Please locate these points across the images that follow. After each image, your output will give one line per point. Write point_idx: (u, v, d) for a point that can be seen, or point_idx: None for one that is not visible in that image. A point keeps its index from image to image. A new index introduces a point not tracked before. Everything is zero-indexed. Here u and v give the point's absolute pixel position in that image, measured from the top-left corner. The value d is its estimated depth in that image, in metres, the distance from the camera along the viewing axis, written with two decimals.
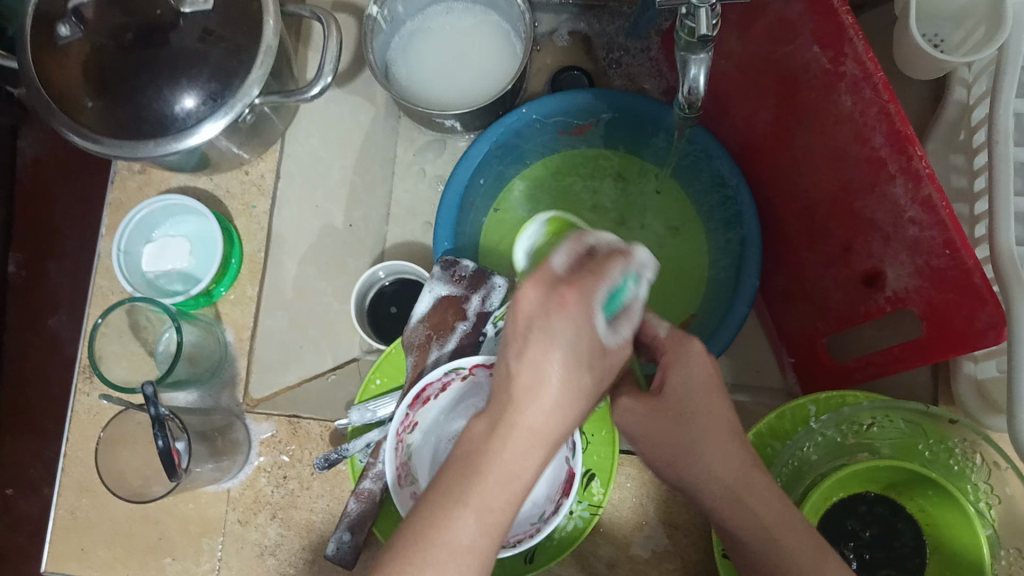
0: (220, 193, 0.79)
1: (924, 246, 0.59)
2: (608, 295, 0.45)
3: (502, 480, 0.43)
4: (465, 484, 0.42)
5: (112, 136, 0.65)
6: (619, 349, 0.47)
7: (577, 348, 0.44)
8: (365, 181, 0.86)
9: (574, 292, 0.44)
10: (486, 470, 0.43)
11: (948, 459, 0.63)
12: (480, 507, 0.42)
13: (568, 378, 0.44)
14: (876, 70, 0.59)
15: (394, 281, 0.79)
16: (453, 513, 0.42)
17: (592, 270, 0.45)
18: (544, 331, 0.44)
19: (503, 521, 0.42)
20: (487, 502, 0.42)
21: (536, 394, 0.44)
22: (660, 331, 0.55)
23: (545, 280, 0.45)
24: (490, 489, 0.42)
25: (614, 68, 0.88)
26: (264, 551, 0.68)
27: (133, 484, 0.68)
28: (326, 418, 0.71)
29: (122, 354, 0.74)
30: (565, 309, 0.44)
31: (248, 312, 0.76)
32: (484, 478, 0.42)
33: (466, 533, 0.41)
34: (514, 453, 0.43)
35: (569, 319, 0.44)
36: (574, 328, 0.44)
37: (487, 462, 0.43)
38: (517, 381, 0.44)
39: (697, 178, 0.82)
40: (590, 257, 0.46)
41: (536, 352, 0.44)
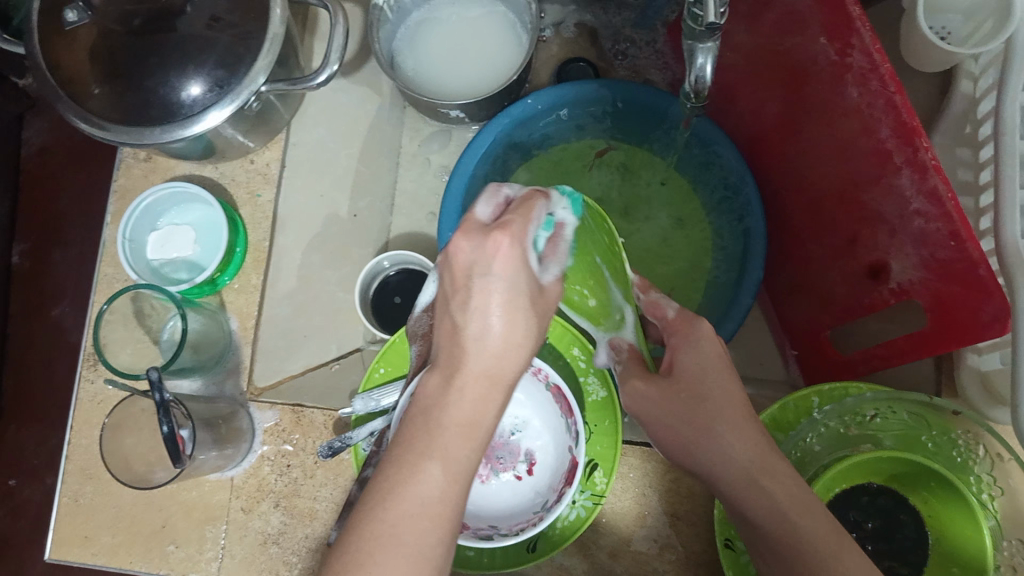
0: (225, 182, 0.79)
1: (929, 237, 0.59)
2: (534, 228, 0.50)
3: (463, 426, 0.43)
4: (424, 438, 0.42)
5: (119, 121, 0.65)
6: (552, 284, 0.52)
7: (513, 282, 0.47)
8: (370, 170, 0.86)
9: (505, 232, 0.47)
10: (443, 410, 0.43)
11: (951, 451, 0.63)
12: (444, 455, 0.41)
13: (515, 319, 0.47)
14: (882, 61, 0.59)
15: (399, 271, 0.79)
16: (418, 462, 0.41)
17: (536, 195, 0.51)
18: (483, 274, 0.46)
19: (467, 466, 0.42)
20: (452, 452, 0.42)
21: (480, 342, 0.45)
22: (670, 311, 0.63)
23: (472, 231, 0.47)
24: (450, 436, 0.42)
25: (619, 59, 0.89)
26: (267, 539, 0.68)
27: (137, 469, 0.68)
28: (329, 407, 0.72)
29: (126, 341, 0.74)
30: (500, 246, 0.46)
31: (253, 301, 0.76)
32: (444, 431, 0.42)
33: (436, 483, 0.40)
34: (470, 400, 0.44)
35: (507, 261, 0.47)
36: (511, 270, 0.47)
37: (446, 408, 0.43)
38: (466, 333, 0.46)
39: (703, 170, 0.82)
40: (508, 204, 0.51)
41: (477, 299, 0.46)
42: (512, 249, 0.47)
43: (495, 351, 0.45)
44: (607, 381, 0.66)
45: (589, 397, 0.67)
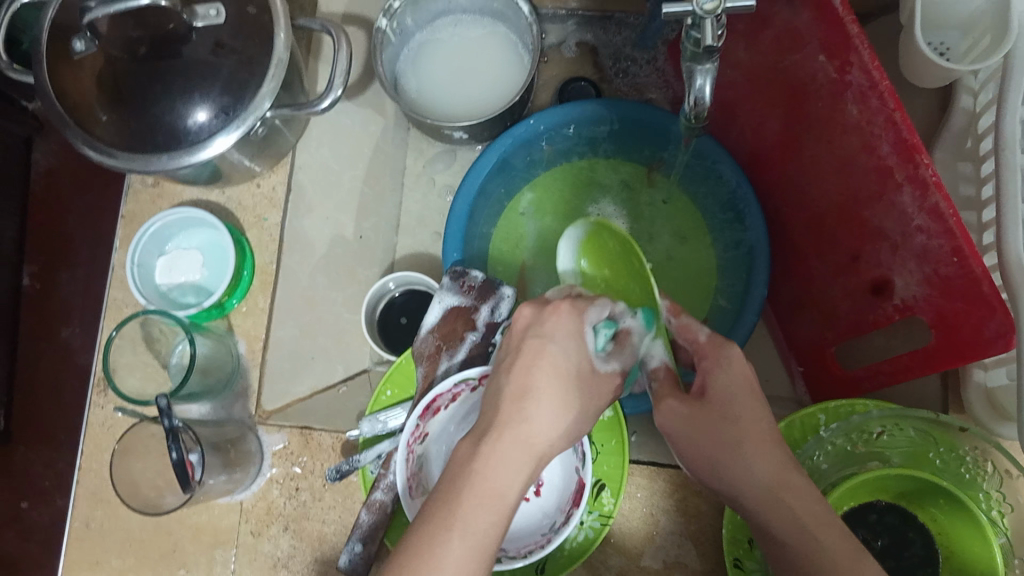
0: (233, 207, 0.80)
1: (931, 254, 0.59)
2: (591, 336, 0.54)
3: (486, 498, 0.45)
4: (449, 502, 0.45)
5: (125, 149, 0.66)
6: (614, 374, 0.55)
7: (570, 364, 0.52)
8: (375, 192, 0.86)
9: (563, 307, 0.54)
10: (464, 485, 0.45)
11: (959, 467, 0.63)
12: (465, 529, 0.44)
13: (552, 399, 0.50)
14: (881, 79, 0.59)
15: (404, 291, 0.79)
16: (438, 536, 0.43)
17: (584, 297, 0.56)
18: (537, 335, 0.52)
19: (487, 542, 0.44)
20: (473, 522, 0.44)
21: (523, 404, 0.49)
22: (701, 334, 0.59)
23: (535, 301, 0.55)
24: (475, 509, 0.44)
25: (620, 77, 0.89)
26: (277, 563, 0.69)
27: (147, 495, 0.69)
28: (337, 429, 0.72)
29: (135, 365, 0.74)
30: (559, 315, 0.53)
31: (260, 324, 0.77)
32: (469, 500, 0.45)
33: (453, 555, 0.43)
34: (497, 471, 0.46)
35: (559, 322, 0.53)
36: (564, 335, 0.53)
37: (470, 480, 0.45)
38: (505, 393, 0.50)
39: (705, 187, 0.82)
40: (571, 297, 0.57)
41: (524, 369, 0.51)
42: (562, 315, 0.53)
43: (543, 427, 0.49)
44: (615, 401, 0.65)
45: (596, 417, 0.66)
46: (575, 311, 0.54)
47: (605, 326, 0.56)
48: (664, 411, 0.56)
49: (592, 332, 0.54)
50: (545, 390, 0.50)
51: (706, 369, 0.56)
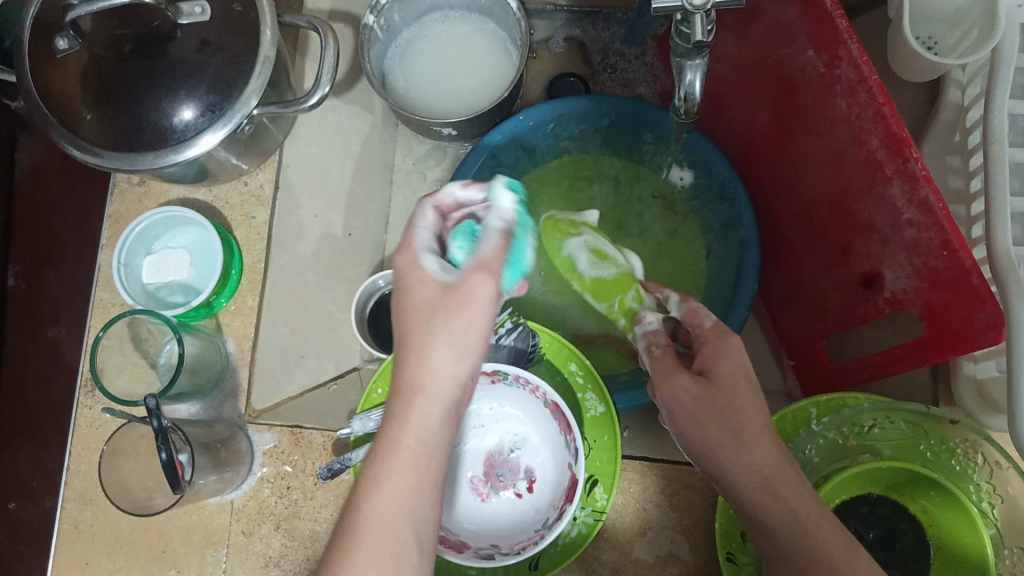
0: (219, 205, 0.79)
1: (921, 247, 0.59)
2: (429, 260, 0.50)
3: (403, 449, 0.46)
4: (372, 474, 0.46)
5: (110, 148, 0.65)
6: (469, 279, 0.49)
7: (435, 301, 0.49)
8: (364, 189, 0.86)
9: (411, 249, 0.50)
10: (382, 439, 0.47)
11: (950, 460, 0.63)
12: (387, 480, 0.45)
13: (438, 333, 0.48)
14: (870, 73, 0.59)
15: (395, 289, 0.78)
16: (364, 492, 0.45)
17: (404, 241, 0.51)
18: (407, 290, 0.50)
19: (416, 489, 0.45)
20: (392, 477, 0.45)
21: (420, 364, 0.48)
22: (706, 322, 0.60)
23: (400, 250, 0.51)
24: (394, 459, 0.46)
25: (607, 72, 0.89)
26: (269, 561, 0.68)
27: (137, 497, 0.68)
28: (328, 428, 0.72)
29: (123, 366, 0.73)
30: (409, 272, 0.50)
31: (250, 323, 0.76)
32: (389, 458, 0.46)
33: (379, 509, 0.44)
34: (410, 424, 0.47)
35: (412, 275, 0.50)
36: (432, 284, 0.49)
37: (386, 434, 0.47)
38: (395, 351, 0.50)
39: (694, 180, 0.82)
40: (408, 229, 0.52)
41: (410, 333, 0.49)
42: (416, 268, 0.50)
43: (436, 367, 0.48)
44: (607, 397, 0.66)
45: (588, 413, 0.67)
46: (408, 245, 0.51)
47: (458, 234, 0.52)
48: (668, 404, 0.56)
49: (426, 255, 0.50)
50: (422, 333, 0.48)
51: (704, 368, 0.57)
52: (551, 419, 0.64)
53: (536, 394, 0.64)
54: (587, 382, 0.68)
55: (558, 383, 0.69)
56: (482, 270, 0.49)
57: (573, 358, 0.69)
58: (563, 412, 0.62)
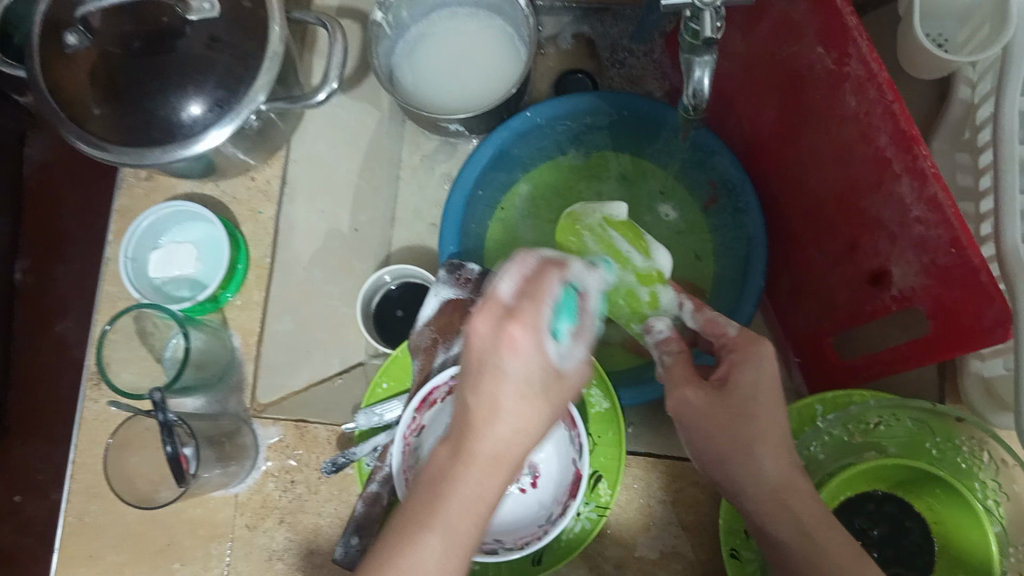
0: (227, 200, 0.78)
1: (930, 244, 0.59)
2: (548, 318, 0.44)
3: (468, 499, 0.44)
4: (430, 509, 0.44)
5: (120, 143, 0.66)
6: (575, 369, 0.47)
7: (530, 377, 0.45)
8: (370, 184, 0.86)
9: (519, 322, 0.43)
10: (449, 490, 0.44)
11: (956, 457, 0.63)
12: (446, 530, 0.43)
13: (527, 405, 0.45)
14: (879, 70, 0.59)
15: (400, 285, 0.78)
16: (420, 535, 0.43)
17: (525, 291, 0.44)
18: (493, 361, 0.44)
19: (469, 542, 0.44)
20: (452, 523, 0.43)
21: (494, 423, 0.45)
22: (729, 330, 0.59)
23: (490, 315, 0.44)
24: (457, 510, 0.44)
25: (615, 68, 0.89)
26: (272, 555, 0.68)
27: (142, 490, 0.68)
28: (333, 423, 0.71)
29: (130, 360, 0.73)
30: (514, 341, 0.43)
31: (255, 317, 0.75)
32: (448, 505, 0.44)
33: (433, 554, 0.42)
34: (478, 476, 0.44)
35: (516, 347, 0.44)
36: (526, 361, 0.44)
37: (454, 487, 0.44)
38: (471, 406, 0.45)
39: (703, 179, 0.81)
40: (529, 275, 0.45)
41: (495, 400, 0.45)
42: (523, 338, 0.44)
43: (516, 435, 0.45)
44: (612, 392, 0.66)
45: (593, 409, 0.67)
46: (529, 322, 0.43)
47: (565, 314, 0.46)
48: (680, 404, 0.56)
49: (550, 332, 0.45)
50: (513, 403, 0.45)
51: (729, 365, 0.56)
52: (553, 415, 0.64)
53: None
54: (593, 377, 0.68)
55: None
56: (582, 352, 0.48)
57: None
58: (567, 407, 0.62)
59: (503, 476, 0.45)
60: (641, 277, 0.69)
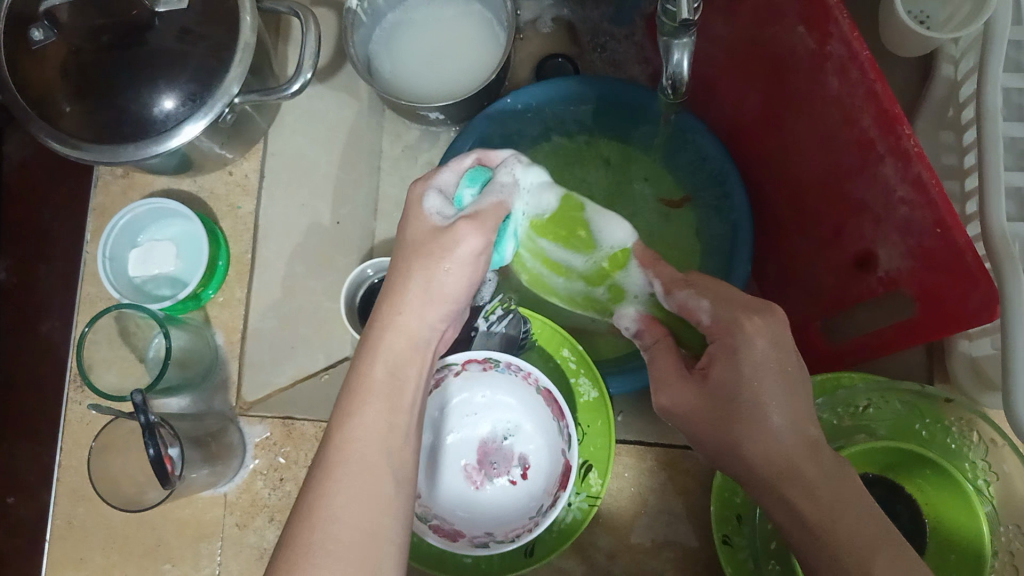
0: (204, 195, 0.78)
1: (914, 226, 0.59)
2: (446, 175, 0.57)
3: (384, 391, 0.49)
4: (351, 409, 0.49)
5: (93, 141, 0.64)
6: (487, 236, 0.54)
7: (441, 251, 0.52)
8: (351, 176, 0.82)
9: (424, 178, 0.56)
10: (366, 384, 0.49)
11: (945, 439, 0.63)
12: (367, 421, 0.48)
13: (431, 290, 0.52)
14: (861, 50, 0.59)
15: (383, 278, 0.76)
16: (345, 432, 0.48)
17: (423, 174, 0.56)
18: (401, 244, 0.54)
19: (389, 427, 0.48)
20: (373, 416, 0.48)
21: (408, 305, 0.52)
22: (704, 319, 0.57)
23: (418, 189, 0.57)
24: (376, 398, 0.49)
25: (596, 52, 0.87)
26: (263, 554, 0.67)
27: (128, 492, 0.67)
28: (318, 419, 0.71)
29: (112, 360, 0.73)
30: (416, 194, 0.55)
31: (238, 314, 0.75)
32: (367, 400, 0.49)
33: (360, 445, 0.47)
34: (391, 368, 0.50)
35: (421, 224, 0.54)
36: (428, 235, 0.53)
37: (368, 377, 0.50)
38: (386, 296, 0.53)
39: (687, 165, 0.81)
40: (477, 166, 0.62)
41: (399, 281, 0.52)
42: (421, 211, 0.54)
43: (424, 318, 0.52)
44: (600, 382, 0.66)
45: (581, 398, 0.67)
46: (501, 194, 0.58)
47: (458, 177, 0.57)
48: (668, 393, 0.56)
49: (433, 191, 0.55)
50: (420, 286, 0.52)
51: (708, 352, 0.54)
52: (542, 406, 0.64)
53: (527, 379, 0.63)
54: (580, 367, 0.67)
55: (551, 371, 0.69)
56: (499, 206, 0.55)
57: (566, 344, 0.68)
58: (555, 399, 0.62)
59: (407, 357, 0.52)
60: (591, 275, 0.72)
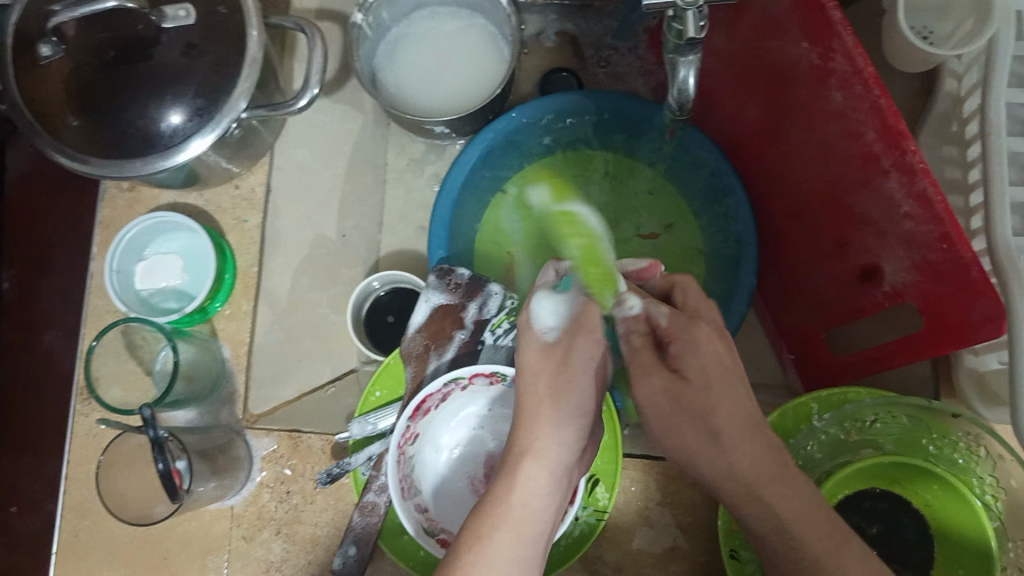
0: (210, 209, 0.77)
1: (919, 240, 0.59)
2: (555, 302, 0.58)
3: (517, 523, 0.49)
4: (484, 531, 0.49)
5: (99, 156, 0.64)
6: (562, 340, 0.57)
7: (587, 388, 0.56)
8: (355, 191, 0.83)
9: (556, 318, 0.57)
10: (502, 515, 0.49)
11: (952, 454, 0.63)
12: (499, 555, 0.47)
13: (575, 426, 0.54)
14: (866, 65, 0.59)
15: (389, 290, 0.77)
16: (476, 568, 0.46)
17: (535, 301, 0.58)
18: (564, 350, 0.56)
19: (518, 570, 0.47)
20: (505, 553, 0.48)
21: (549, 437, 0.53)
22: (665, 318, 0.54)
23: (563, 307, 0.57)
24: (511, 532, 0.49)
25: (600, 66, 0.88)
26: (270, 568, 0.67)
27: (136, 506, 0.67)
28: (326, 432, 0.70)
29: (118, 375, 0.72)
30: (552, 335, 0.56)
31: (244, 327, 0.74)
32: (501, 529, 0.49)
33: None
34: (526, 495, 0.50)
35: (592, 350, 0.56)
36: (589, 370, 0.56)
37: (507, 506, 0.50)
38: (528, 427, 0.53)
39: (692, 176, 0.81)
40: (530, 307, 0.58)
41: (541, 414, 0.54)
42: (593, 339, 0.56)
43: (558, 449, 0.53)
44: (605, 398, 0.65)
45: None
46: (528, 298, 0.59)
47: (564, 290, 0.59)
48: None
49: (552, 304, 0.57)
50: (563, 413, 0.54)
51: None
52: None
53: None
54: None
55: None
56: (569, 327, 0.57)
57: None
58: None
59: (547, 484, 0.51)
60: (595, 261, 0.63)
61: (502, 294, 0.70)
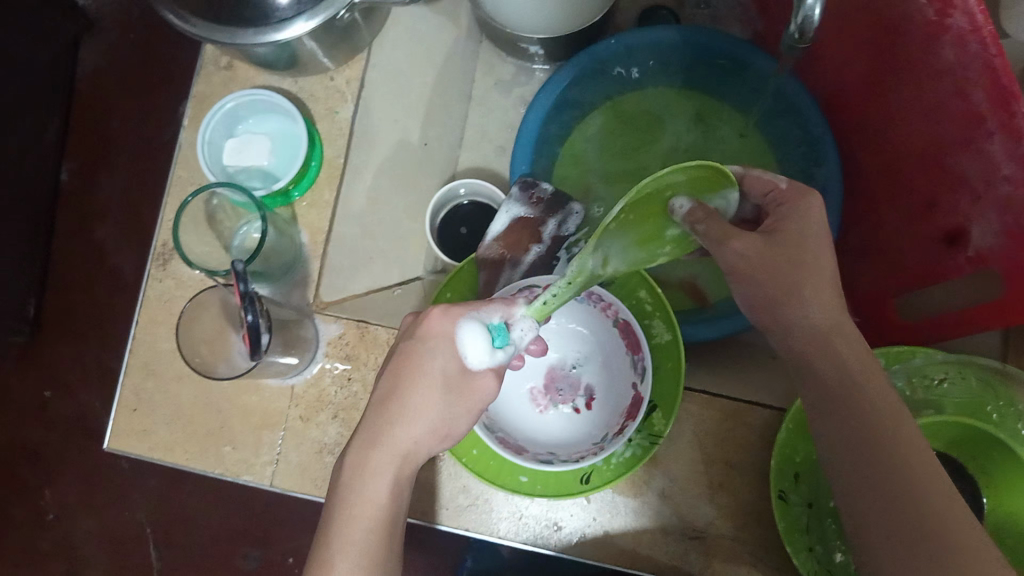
0: (304, 96, 0.79)
1: (1015, 204, 0.58)
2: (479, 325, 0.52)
3: (362, 508, 0.49)
4: (332, 520, 0.49)
5: (207, 21, 0.65)
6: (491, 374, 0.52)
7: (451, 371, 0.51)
8: (443, 99, 0.82)
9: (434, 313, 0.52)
10: (351, 503, 0.49)
11: (1016, 424, 0.62)
12: (343, 548, 0.48)
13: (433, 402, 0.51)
14: (985, 23, 0.56)
15: (472, 201, 0.77)
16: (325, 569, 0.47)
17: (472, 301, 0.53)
18: (420, 339, 0.52)
19: (368, 551, 0.48)
20: (351, 541, 0.48)
21: (404, 424, 0.50)
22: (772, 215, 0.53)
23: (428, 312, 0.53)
24: (360, 516, 0.49)
25: (700, 8, 0.87)
26: (323, 449, 0.68)
27: (206, 356, 0.69)
28: (393, 325, 0.72)
29: (199, 242, 0.74)
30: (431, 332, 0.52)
31: (324, 216, 0.77)
32: (352, 516, 0.49)
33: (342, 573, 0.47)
34: (371, 484, 0.49)
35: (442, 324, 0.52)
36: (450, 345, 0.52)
37: (356, 495, 0.49)
38: (380, 407, 0.51)
39: (780, 125, 0.80)
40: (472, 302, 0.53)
41: (394, 400, 0.51)
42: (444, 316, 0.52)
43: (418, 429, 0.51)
44: (674, 324, 0.65)
45: (655, 339, 0.66)
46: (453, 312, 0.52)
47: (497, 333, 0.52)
48: None
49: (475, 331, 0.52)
50: (413, 395, 0.51)
51: None
52: (619, 339, 0.65)
53: (606, 311, 0.64)
54: (656, 309, 0.67)
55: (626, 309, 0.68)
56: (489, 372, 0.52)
57: (643, 284, 0.67)
58: (633, 331, 0.62)
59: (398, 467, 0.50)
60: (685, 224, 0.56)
61: (580, 215, 0.72)
